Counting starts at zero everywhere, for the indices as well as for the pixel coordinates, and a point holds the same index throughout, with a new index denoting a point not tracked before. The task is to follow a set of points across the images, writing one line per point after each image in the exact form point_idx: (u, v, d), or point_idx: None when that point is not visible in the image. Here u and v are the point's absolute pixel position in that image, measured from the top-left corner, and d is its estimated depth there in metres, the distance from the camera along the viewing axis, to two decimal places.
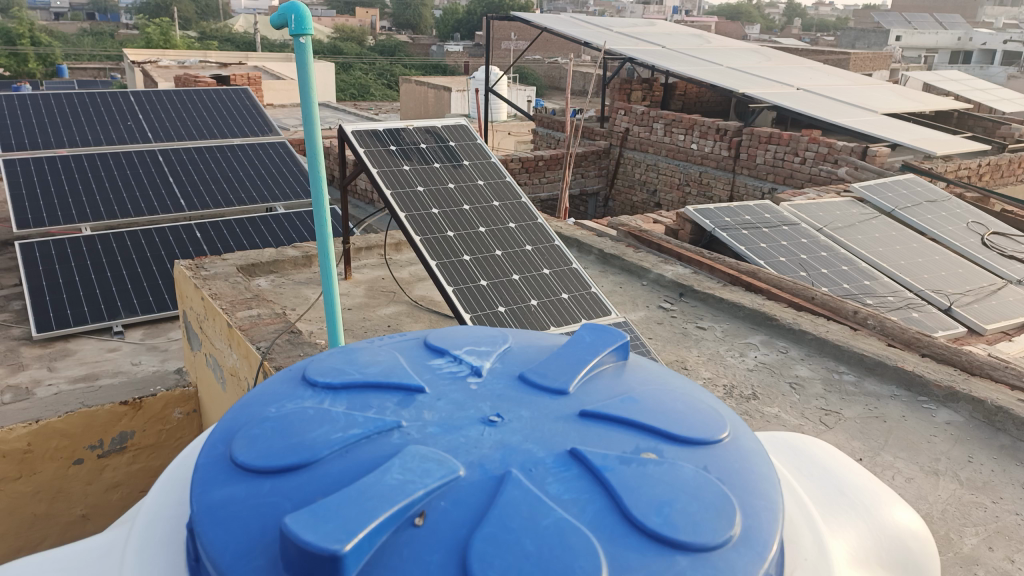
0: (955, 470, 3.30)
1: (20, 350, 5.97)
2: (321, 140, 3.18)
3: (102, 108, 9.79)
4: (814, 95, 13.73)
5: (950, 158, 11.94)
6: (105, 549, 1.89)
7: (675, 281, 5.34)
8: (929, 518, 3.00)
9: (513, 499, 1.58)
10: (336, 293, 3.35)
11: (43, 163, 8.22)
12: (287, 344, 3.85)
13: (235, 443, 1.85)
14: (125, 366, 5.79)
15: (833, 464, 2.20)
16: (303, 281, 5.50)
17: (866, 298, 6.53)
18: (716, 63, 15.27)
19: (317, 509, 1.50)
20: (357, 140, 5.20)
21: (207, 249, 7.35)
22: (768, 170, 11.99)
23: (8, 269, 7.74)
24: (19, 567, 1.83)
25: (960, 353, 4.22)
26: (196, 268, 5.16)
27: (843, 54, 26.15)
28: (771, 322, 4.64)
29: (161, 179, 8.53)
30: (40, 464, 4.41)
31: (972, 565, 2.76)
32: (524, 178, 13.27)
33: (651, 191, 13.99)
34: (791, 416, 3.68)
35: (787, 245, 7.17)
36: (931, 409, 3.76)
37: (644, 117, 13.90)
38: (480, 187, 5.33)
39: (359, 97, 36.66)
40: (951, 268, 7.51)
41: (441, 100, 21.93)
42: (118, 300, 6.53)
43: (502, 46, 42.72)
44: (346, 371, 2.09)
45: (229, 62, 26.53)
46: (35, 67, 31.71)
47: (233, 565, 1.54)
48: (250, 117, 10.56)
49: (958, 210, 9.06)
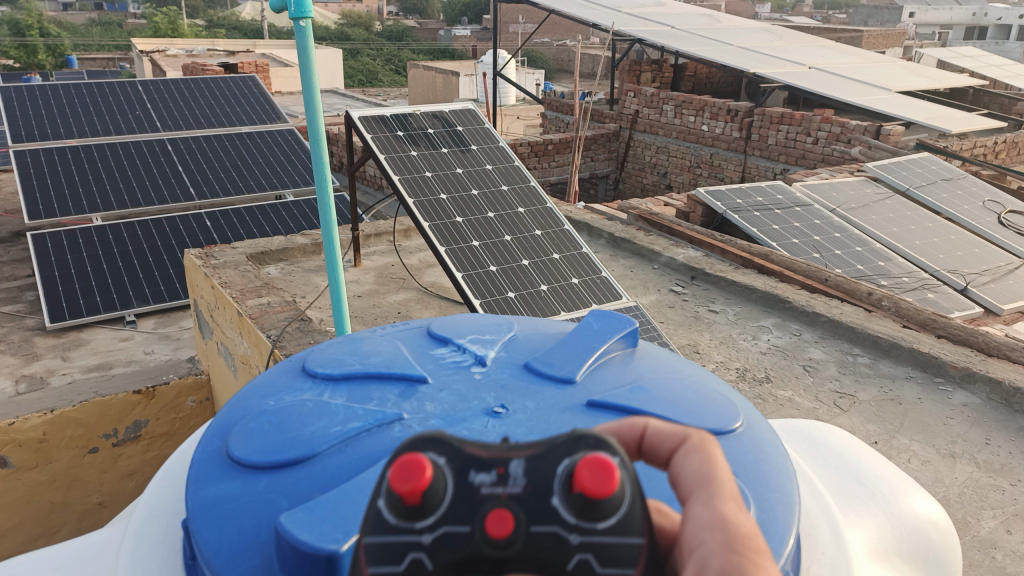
0: (972, 453, 3.26)
1: (35, 340, 6.02)
2: (323, 126, 3.15)
3: (110, 98, 9.81)
4: (826, 73, 13.54)
5: (966, 136, 11.76)
6: (101, 547, 1.95)
7: (687, 265, 5.28)
8: (945, 501, 2.96)
9: None
10: (343, 279, 3.34)
11: (52, 154, 8.25)
12: (298, 332, 3.84)
13: (231, 438, 1.84)
14: (138, 355, 5.82)
15: (852, 452, 2.17)
16: (312, 268, 5.50)
17: (880, 279, 6.46)
18: (726, 42, 15.07)
19: (314, 508, 1.51)
20: (364, 126, 5.15)
21: (218, 237, 7.36)
22: (780, 151, 11.86)
23: (21, 259, 7.80)
24: (20, 566, 1.89)
25: (976, 334, 4.15)
26: (207, 256, 5.16)
27: (855, 32, 25.72)
28: (784, 304, 4.60)
29: (170, 168, 8.54)
30: (56, 453, 4.45)
31: (990, 548, 2.72)
32: (533, 162, 13.21)
33: (662, 174, 13.88)
34: (805, 399, 3.64)
35: (800, 226, 7.10)
36: (947, 391, 3.71)
37: (654, 99, 13.79)
38: (488, 172, 5.30)
39: (367, 84, 36.67)
40: (967, 248, 7.40)
41: (450, 85, 21.81)
42: (130, 290, 6.56)
43: (511, 30, 42.42)
44: (346, 362, 2.08)
45: (237, 50, 26.56)
46: (46, 58, 31.91)
47: (228, 565, 1.54)
48: (258, 104, 10.55)
49: (974, 188, 8.93)
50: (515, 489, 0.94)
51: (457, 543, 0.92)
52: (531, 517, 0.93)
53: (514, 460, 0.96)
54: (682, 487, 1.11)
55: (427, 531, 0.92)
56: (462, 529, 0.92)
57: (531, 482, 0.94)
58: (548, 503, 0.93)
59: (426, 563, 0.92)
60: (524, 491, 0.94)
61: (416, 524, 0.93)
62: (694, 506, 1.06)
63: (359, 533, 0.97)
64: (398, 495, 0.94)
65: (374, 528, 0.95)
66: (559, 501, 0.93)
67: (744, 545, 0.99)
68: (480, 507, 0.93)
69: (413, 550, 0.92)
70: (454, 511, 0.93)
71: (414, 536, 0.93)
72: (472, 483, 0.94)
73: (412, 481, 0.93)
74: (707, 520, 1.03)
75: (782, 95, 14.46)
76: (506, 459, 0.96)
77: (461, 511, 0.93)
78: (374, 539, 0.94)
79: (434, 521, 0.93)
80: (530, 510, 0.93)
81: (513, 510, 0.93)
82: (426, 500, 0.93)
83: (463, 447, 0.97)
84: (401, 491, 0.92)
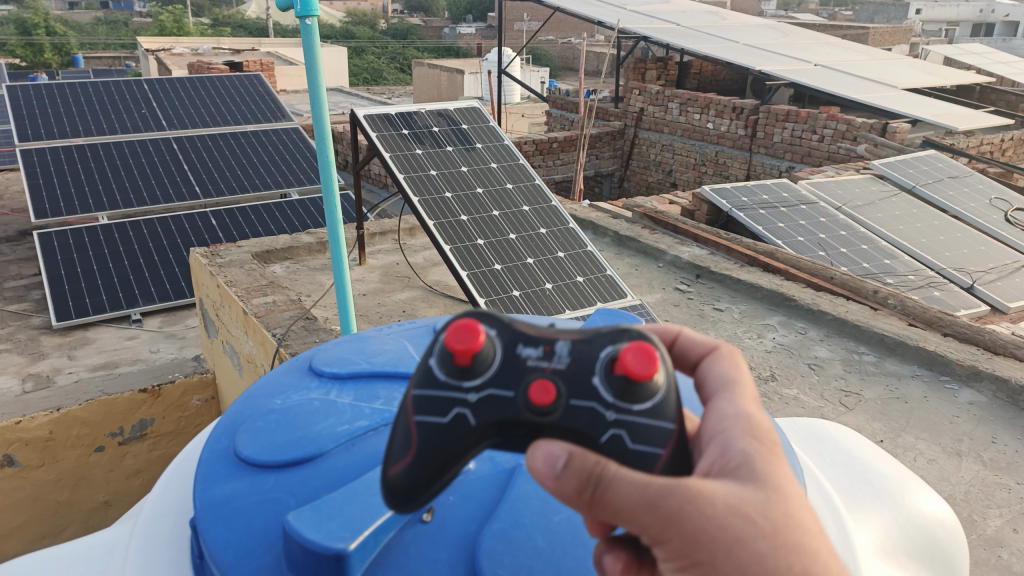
0: (978, 451, 3.25)
1: (41, 339, 6.04)
2: (330, 125, 3.15)
3: (116, 96, 9.83)
4: (832, 71, 13.49)
5: (973, 133, 11.70)
6: (110, 547, 1.98)
7: (692, 263, 5.27)
8: (951, 500, 2.95)
9: (524, 493, 1.67)
10: (348, 277, 3.34)
11: (58, 153, 8.28)
12: (304, 330, 3.85)
13: (239, 438, 1.85)
14: (144, 354, 5.84)
15: (858, 451, 2.17)
16: (317, 266, 5.51)
17: (886, 277, 6.43)
18: (732, 40, 15.02)
19: (320, 507, 1.53)
20: (369, 124, 5.15)
21: (222, 237, 7.38)
22: (786, 149, 11.84)
23: (28, 258, 7.84)
24: (31, 567, 1.92)
25: (983, 331, 4.13)
26: (212, 255, 5.17)
27: (861, 29, 25.59)
28: (789, 303, 4.59)
29: (176, 167, 8.56)
30: (62, 452, 4.47)
31: (997, 547, 2.72)
32: (538, 160, 13.21)
33: (667, 172, 13.88)
34: (810, 398, 3.63)
35: (805, 224, 7.08)
36: (953, 389, 3.70)
37: (659, 97, 13.77)
38: (493, 170, 5.30)
39: (372, 82, 36.73)
40: (974, 246, 7.37)
41: (454, 83, 21.78)
42: (136, 288, 6.58)
43: (515, 27, 42.38)
44: (352, 361, 2.08)
45: (242, 49, 26.61)
46: (51, 57, 31.98)
47: (237, 564, 1.54)
48: (264, 103, 10.56)
49: (981, 186, 8.89)
50: (560, 365, 1.08)
51: (500, 405, 1.07)
52: (572, 393, 1.07)
53: (561, 341, 1.10)
54: (707, 388, 1.22)
55: (473, 390, 1.07)
56: (506, 393, 1.07)
57: (575, 362, 1.08)
58: (590, 382, 1.07)
59: (469, 417, 1.07)
60: (568, 369, 1.08)
61: (464, 384, 1.08)
62: (719, 402, 1.17)
63: (409, 386, 1.12)
64: (451, 353, 1.08)
65: (425, 381, 1.10)
66: (601, 381, 1.07)
67: (765, 434, 1.11)
68: (525, 378, 1.08)
69: (457, 405, 1.08)
70: (501, 376, 1.08)
71: (460, 393, 1.08)
72: (520, 354, 1.09)
73: (466, 341, 1.07)
74: (733, 411, 1.13)
75: (787, 92, 14.42)
76: (552, 339, 1.11)
77: (507, 378, 1.08)
78: (423, 391, 1.09)
79: (481, 383, 1.08)
80: (571, 385, 1.07)
81: (556, 384, 1.07)
82: (476, 362, 1.08)
83: (513, 324, 1.12)
84: (456, 350, 1.07)
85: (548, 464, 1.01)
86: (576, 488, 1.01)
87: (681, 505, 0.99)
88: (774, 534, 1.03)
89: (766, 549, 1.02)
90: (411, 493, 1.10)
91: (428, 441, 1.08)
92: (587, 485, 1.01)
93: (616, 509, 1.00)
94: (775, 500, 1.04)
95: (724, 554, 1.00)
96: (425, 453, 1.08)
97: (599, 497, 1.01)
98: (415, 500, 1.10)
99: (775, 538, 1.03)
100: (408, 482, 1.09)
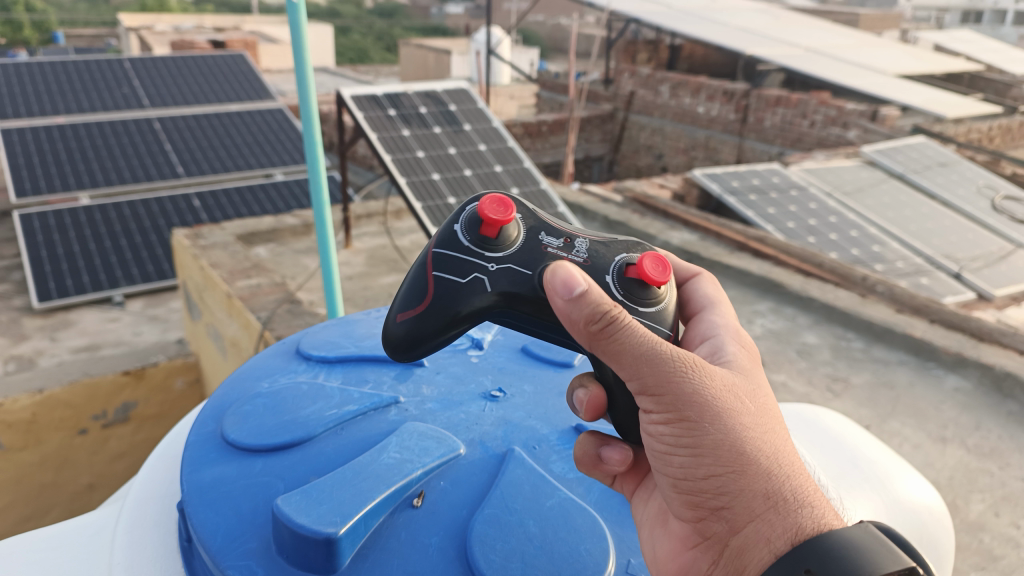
0: (963, 438, 3.18)
1: (21, 321, 5.89)
2: (315, 103, 3.05)
3: (97, 74, 9.64)
4: (822, 55, 13.38)
5: (961, 121, 11.86)
6: (98, 529, 1.93)
7: (682, 248, 5.14)
8: (936, 486, 2.87)
9: (515, 479, 1.61)
10: (334, 260, 3.25)
11: (38, 131, 8.11)
12: (288, 314, 3.76)
13: (226, 421, 1.79)
14: (127, 337, 5.72)
15: (845, 436, 2.13)
16: (302, 249, 5.40)
17: (875, 264, 6.38)
18: (723, 22, 14.88)
19: (310, 491, 1.50)
20: (355, 105, 5.01)
21: (205, 218, 7.27)
22: (776, 134, 11.89)
23: (7, 239, 7.67)
24: (11, 544, 1.86)
25: (969, 319, 4.07)
26: (196, 237, 5.05)
27: (850, 14, 25.35)
28: (778, 290, 4.52)
29: (156, 145, 8.40)
30: (45, 434, 4.34)
31: (979, 531, 2.62)
32: (527, 143, 13.13)
33: (657, 156, 13.86)
34: (798, 383, 3.53)
35: (795, 210, 7.05)
36: (939, 375, 3.65)
37: (649, 80, 13.70)
38: (482, 152, 5.23)
39: (358, 63, 36.84)
40: (962, 233, 7.35)
41: (442, 64, 21.49)
42: (117, 271, 6.45)
43: (504, 7, 41.89)
44: (340, 345, 2.05)
45: (228, 26, 26.42)
46: (31, 34, 31.03)
47: (225, 548, 1.47)
48: (247, 82, 10.35)
49: (969, 173, 8.92)
50: (576, 259, 1.50)
51: (518, 277, 1.47)
52: None
53: (579, 240, 1.54)
54: (696, 300, 1.59)
55: (495, 261, 1.49)
56: (525, 269, 1.48)
57: (588, 259, 1.50)
58: (602, 277, 1.48)
59: (485, 283, 1.48)
60: (581, 262, 1.50)
61: (489, 252, 1.49)
62: (709, 313, 1.54)
63: (433, 246, 1.52)
64: (484, 220, 1.48)
65: (454, 245, 1.50)
66: (612, 279, 1.48)
67: (745, 343, 1.46)
68: (545, 260, 1.49)
69: (478, 271, 1.48)
70: (522, 256, 1.49)
71: (483, 264, 1.49)
72: (542, 241, 1.52)
73: (498, 216, 1.48)
74: (721, 322, 1.50)
75: (779, 76, 14.34)
76: (575, 238, 1.54)
77: (526, 260, 1.49)
78: (452, 254, 1.49)
79: (502, 257, 1.49)
80: None
81: None
82: (502, 235, 1.49)
83: (540, 217, 1.55)
84: (491, 219, 1.47)
85: (566, 289, 1.27)
86: (585, 318, 1.26)
87: (686, 369, 1.25)
88: (758, 416, 1.29)
89: (749, 422, 1.27)
90: (405, 346, 1.52)
91: (443, 293, 1.47)
92: (597, 314, 1.25)
93: (622, 360, 1.26)
94: (757, 392, 1.35)
95: (714, 411, 1.24)
96: (439, 300, 1.47)
97: (610, 324, 1.24)
98: (409, 352, 1.53)
99: (757, 418, 1.29)
100: (405, 334, 1.52)
